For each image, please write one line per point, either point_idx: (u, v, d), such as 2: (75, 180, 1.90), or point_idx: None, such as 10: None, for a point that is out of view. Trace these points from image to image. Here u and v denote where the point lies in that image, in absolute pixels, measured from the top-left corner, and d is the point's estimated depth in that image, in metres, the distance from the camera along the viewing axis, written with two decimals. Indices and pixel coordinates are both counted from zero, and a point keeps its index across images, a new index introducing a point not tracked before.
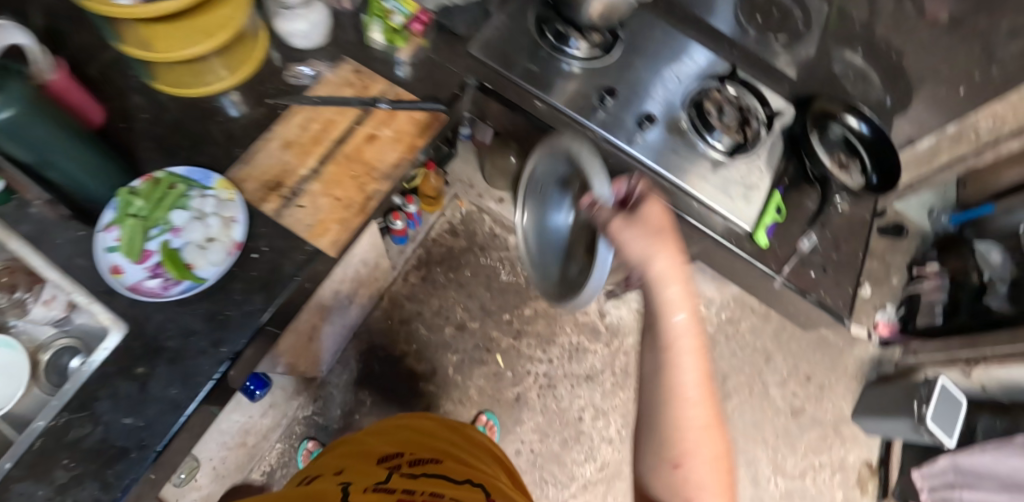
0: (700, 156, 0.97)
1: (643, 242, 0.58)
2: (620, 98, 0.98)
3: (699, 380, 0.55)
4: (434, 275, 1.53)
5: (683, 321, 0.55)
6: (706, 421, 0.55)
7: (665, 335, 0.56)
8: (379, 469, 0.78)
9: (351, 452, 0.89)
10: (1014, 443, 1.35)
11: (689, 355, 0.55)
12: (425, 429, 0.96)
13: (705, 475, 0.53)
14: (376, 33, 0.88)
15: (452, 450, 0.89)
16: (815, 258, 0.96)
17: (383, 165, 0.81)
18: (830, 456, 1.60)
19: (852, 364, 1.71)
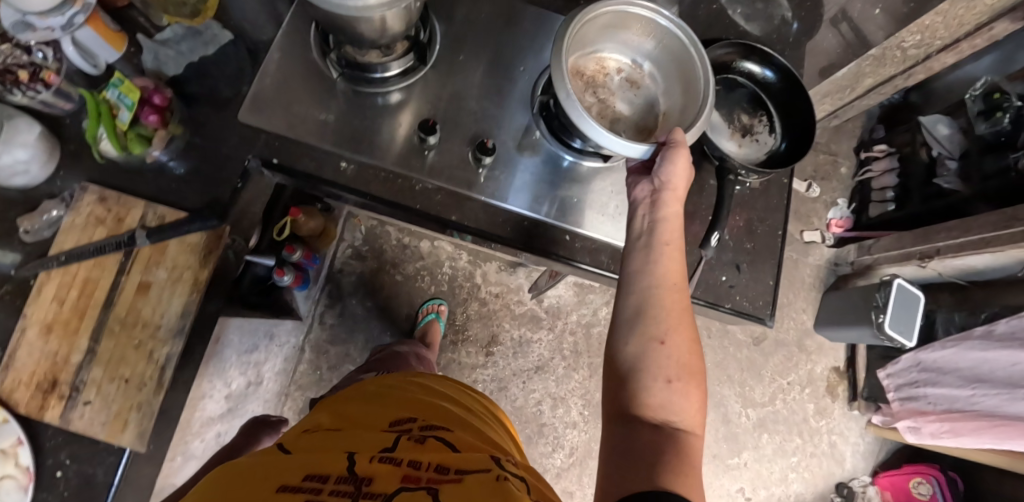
0: (566, 172, 0.79)
1: (679, 171, 0.69)
2: (452, 124, 0.78)
3: (677, 280, 0.67)
4: (352, 307, 1.41)
5: (673, 219, 0.69)
6: (680, 312, 0.65)
7: (658, 237, 0.69)
8: (383, 441, 0.53)
9: (345, 412, 0.61)
10: (973, 336, 1.32)
11: (674, 261, 0.68)
12: (434, 398, 0.66)
13: (676, 368, 0.62)
14: (106, 142, 0.69)
15: (464, 421, 0.62)
16: (725, 257, 0.83)
17: (167, 319, 0.68)
18: (798, 374, 1.59)
19: (807, 274, 1.66)
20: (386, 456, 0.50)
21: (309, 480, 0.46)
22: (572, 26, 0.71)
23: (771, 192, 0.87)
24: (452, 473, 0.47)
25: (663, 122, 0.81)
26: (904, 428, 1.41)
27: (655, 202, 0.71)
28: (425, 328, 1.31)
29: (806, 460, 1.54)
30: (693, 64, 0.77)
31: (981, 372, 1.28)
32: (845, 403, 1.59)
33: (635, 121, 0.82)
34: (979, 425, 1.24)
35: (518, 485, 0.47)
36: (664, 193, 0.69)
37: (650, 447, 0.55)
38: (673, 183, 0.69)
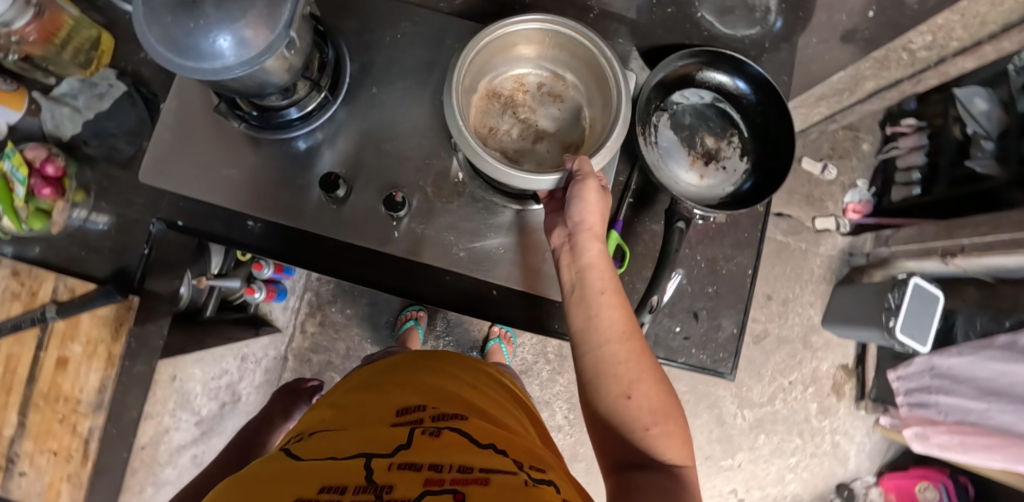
0: (492, 219, 0.68)
1: (591, 207, 0.59)
2: (368, 171, 0.69)
3: (622, 325, 0.59)
4: (333, 314, 1.40)
5: (590, 263, 0.60)
6: (639, 358, 0.57)
7: (589, 286, 0.60)
8: (395, 439, 0.46)
9: (345, 407, 0.55)
10: (995, 344, 1.21)
11: (608, 308, 0.59)
12: (444, 382, 0.58)
13: (654, 406, 0.55)
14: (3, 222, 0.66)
15: (481, 409, 0.55)
16: (676, 304, 0.73)
17: (86, 395, 0.68)
18: (801, 372, 1.51)
19: (817, 265, 1.54)
20: (404, 460, 0.43)
21: (324, 492, 0.39)
22: (462, 62, 0.59)
23: (740, 225, 0.75)
24: (476, 472, 0.41)
25: (589, 136, 0.67)
26: (909, 435, 1.34)
27: (573, 248, 0.61)
28: (408, 333, 1.26)
29: (806, 461, 1.49)
30: (605, 68, 0.63)
31: (999, 384, 1.19)
32: (852, 403, 1.51)
33: (561, 139, 0.68)
34: (992, 441, 1.16)
35: (550, 489, 0.42)
36: (580, 235, 0.60)
37: (653, 490, 0.49)
38: (587, 221, 0.60)
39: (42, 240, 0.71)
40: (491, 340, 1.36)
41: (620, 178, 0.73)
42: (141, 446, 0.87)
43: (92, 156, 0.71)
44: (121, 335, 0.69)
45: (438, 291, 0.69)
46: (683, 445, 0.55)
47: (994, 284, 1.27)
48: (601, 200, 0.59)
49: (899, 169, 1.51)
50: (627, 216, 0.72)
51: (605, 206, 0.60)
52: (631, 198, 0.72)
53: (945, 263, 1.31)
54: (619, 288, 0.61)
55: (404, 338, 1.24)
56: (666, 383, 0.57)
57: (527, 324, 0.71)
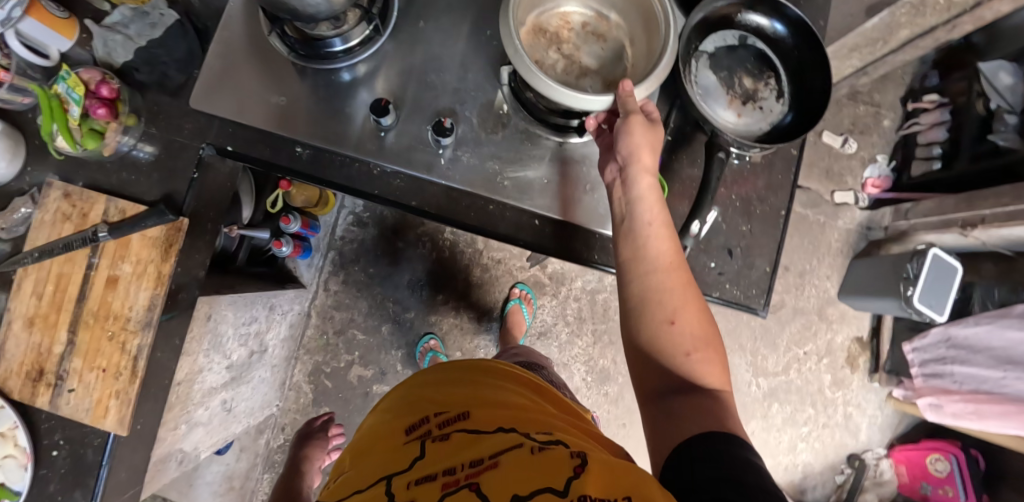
0: (535, 150, 0.70)
1: (643, 145, 0.60)
2: (412, 103, 0.71)
3: (669, 256, 0.59)
4: (356, 272, 1.42)
5: (637, 198, 0.60)
6: (684, 288, 0.59)
7: (638, 218, 0.60)
8: (410, 455, 0.50)
9: (368, 435, 0.58)
10: (1011, 314, 1.23)
11: (656, 236, 0.60)
12: (453, 384, 0.60)
13: (695, 335, 0.57)
14: (59, 139, 0.69)
15: (485, 396, 0.57)
16: (713, 242, 0.74)
17: (135, 313, 0.70)
18: (816, 344, 1.54)
19: (835, 239, 1.56)
20: (421, 476, 0.47)
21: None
22: None
23: (774, 167, 0.76)
24: (486, 460, 0.45)
25: (632, 75, 0.67)
26: (924, 406, 1.34)
27: (625, 182, 0.62)
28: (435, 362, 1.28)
29: (818, 430, 1.52)
30: (654, 5, 0.63)
31: (1016, 353, 1.20)
32: (865, 375, 1.54)
33: (603, 76, 0.69)
34: (1007, 408, 1.17)
35: (560, 447, 0.46)
36: (631, 168, 0.61)
37: (699, 409, 0.51)
38: (635, 157, 0.60)
39: (93, 165, 0.72)
40: (512, 301, 1.37)
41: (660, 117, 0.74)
42: (176, 383, 0.90)
43: (142, 83, 0.73)
44: (169, 257, 0.70)
45: (488, 214, 0.70)
46: (723, 370, 0.57)
47: (1013, 259, 1.28)
48: (654, 129, 0.61)
49: (920, 144, 1.51)
50: (665, 156, 0.74)
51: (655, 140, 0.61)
52: (669, 136, 0.74)
53: (965, 236, 1.32)
54: (668, 220, 0.61)
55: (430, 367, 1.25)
56: (709, 311, 0.59)
57: (569, 255, 0.71)
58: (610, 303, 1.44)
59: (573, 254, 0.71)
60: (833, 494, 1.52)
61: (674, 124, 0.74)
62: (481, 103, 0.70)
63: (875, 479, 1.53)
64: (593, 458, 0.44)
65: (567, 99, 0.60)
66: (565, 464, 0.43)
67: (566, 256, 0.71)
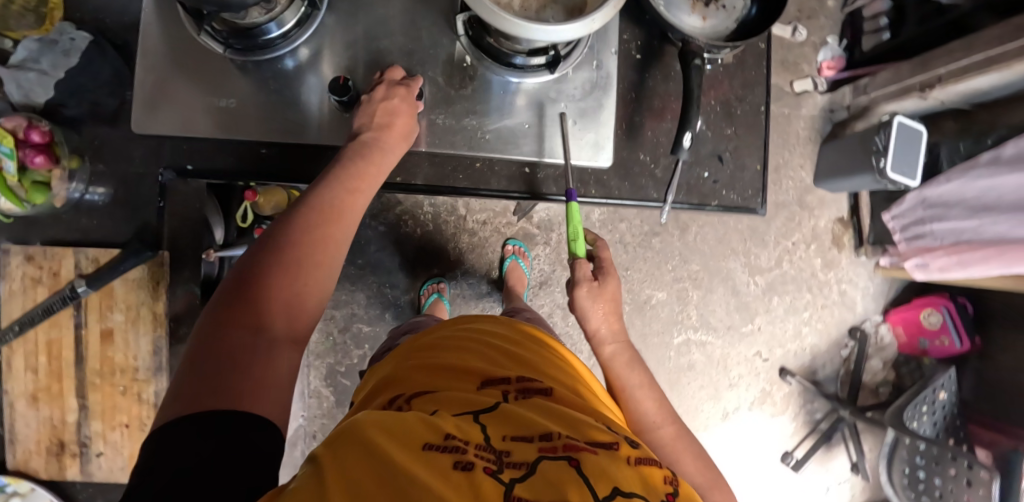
0: (506, 98, 0.71)
1: (600, 307, 0.84)
2: (370, 76, 0.70)
3: (660, 411, 0.76)
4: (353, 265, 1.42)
5: (622, 367, 0.82)
6: (679, 440, 0.74)
7: (628, 384, 0.80)
8: (490, 401, 0.52)
9: (432, 367, 0.60)
10: (980, 163, 1.34)
11: (656, 407, 0.77)
12: (521, 353, 0.64)
13: (691, 474, 0.70)
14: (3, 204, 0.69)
15: (562, 381, 0.60)
16: (702, 152, 0.74)
17: (140, 362, 0.87)
18: (802, 233, 1.74)
19: (801, 128, 1.60)
20: (516, 432, 0.46)
21: (450, 439, 0.44)
22: None
23: (746, 65, 0.75)
24: (584, 443, 0.45)
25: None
26: (914, 268, 1.50)
27: (595, 345, 0.85)
28: (433, 305, 1.26)
29: (814, 311, 1.82)
30: None
31: (987, 201, 1.33)
32: (851, 252, 1.78)
33: (564, 4, 0.65)
34: (978, 254, 1.32)
35: (654, 464, 0.46)
36: (589, 312, 0.84)
37: None
38: (589, 300, 0.83)
39: (59, 219, 0.72)
40: (508, 259, 1.37)
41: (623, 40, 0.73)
42: None
43: (75, 118, 0.68)
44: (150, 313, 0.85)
45: (481, 172, 0.71)
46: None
47: (971, 111, 1.38)
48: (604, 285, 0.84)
49: (868, 18, 1.54)
50: (637, 77, 0.74)
51: (603, 289, 0.84)
52: (638, 54, 0.74)
53: (925, 98, 1.34)
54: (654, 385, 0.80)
55: (431, 312, 1.24)
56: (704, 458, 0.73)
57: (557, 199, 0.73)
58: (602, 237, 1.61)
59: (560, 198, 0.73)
60: (840, 365, 1.86)
61: (645, 46, 0.74)
62: (446, 66, 0.70)
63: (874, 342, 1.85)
64: (685, 490, 0.44)
65: (536, 31, 0.57)
66: (660, 486, 0.42)
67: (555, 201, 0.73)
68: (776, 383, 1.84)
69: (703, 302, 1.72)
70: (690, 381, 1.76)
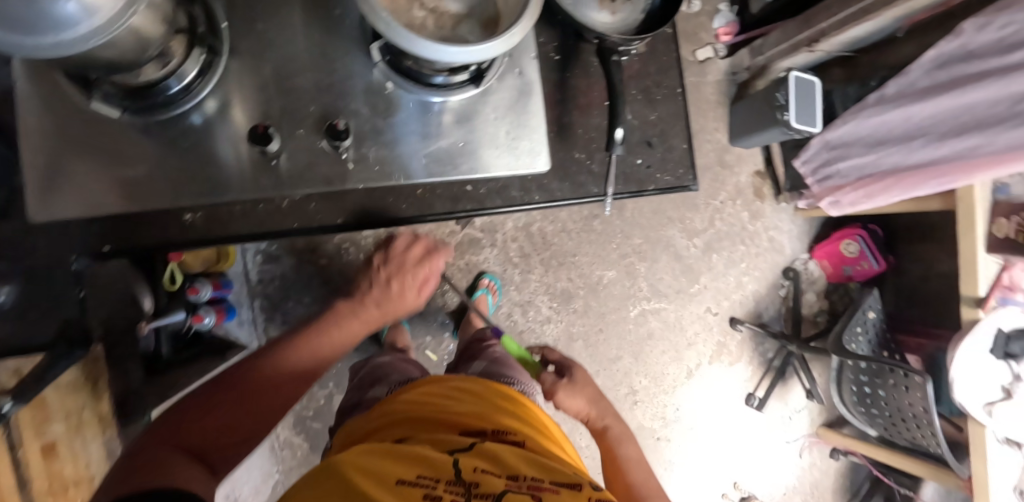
0: (433, 120, 0.72)
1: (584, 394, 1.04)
2: (283, 116, 0.70)
3: (644, 476, 0.93)
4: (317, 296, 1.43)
5: (610, 444, 0.99)
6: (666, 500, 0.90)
7: (624, 456, 0.96)
8: (464, 443, 0.56)
9: (412, 411, 0.64)
10: (869, 104, 1.48)
11: (644, 474, 0.94)
12: (493, 401, 0.67)
13: None
14: None
15: (530, 428, 0.64)
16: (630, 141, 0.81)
17: (93, 459, 0.92)
18: (726, 191, 1.87)
19: (710, 92, 1.74)
20: (488, 467, 0.51)
21: (422, 477, 0.48)
22: None
23: (658, 51, 0.81)
24: (549, 487, 0.49)
25: (505, 8, 0.64)
26: (826, 206, 1.71)
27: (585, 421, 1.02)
28: (393, 331, 1.24)
29: (751, 260, 1.95)
30: None
31: (880, 136, 1.49)
32: (774, 201, 1.94)
33: (478, 18, 0.65)
34: (885, 185, 1.51)
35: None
36: (569, 394, 1.02)
37: None
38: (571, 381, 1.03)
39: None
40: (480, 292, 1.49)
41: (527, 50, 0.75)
42: None
43: None
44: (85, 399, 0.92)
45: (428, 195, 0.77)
46: None
47: (853, 57, 1.56)
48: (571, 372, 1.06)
49: None
50: (558, 78, 0.79)
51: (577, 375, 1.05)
52: (557, 56, 0.79)
53: (813, 52, 1.46)
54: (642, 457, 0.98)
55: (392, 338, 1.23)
56: None
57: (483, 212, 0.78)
58: (546, 230, 1.63)
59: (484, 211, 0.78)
60: (781, 305, 2.01)
61: (563, 48, 0.79)
62: (370, 95, 0.72)
63: (806, 277, 2.05)
64: None
65: (455, 54, 0.57)
66: None
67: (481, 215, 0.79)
68: (729, 333, 1.96)
69: (650, 271, 1.79)
70: (654, 349, 1.83)
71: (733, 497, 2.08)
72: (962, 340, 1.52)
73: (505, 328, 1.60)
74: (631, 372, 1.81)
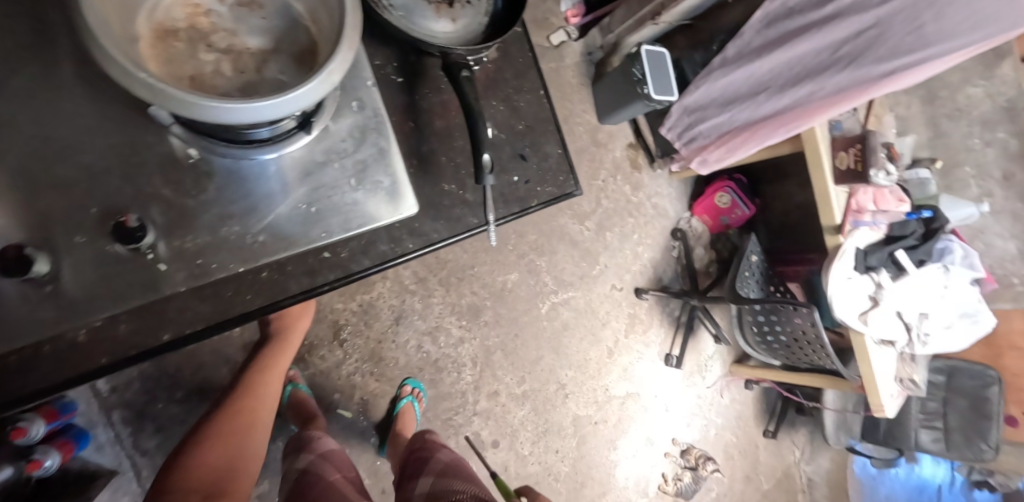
0: (263, 186, 0.65)
1: None
2: (47, 227, 0.58)
3: None
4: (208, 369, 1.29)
5: None
6: None
7: None
8: None
9: None
10: (714, 67, 1.59)
11: None
12: None
13: None
14: None
15: None
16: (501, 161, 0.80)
17: None
18: (605, 169, 1.92)
19: (570, 73, 1.81)
20: None
21: None
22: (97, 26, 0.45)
23: (512, 54, 0.82)
24: None
25: (319, 35, 0.56)
26: (697, 166, 1.83)
27: None
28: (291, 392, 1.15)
29: (641, 230, 2.01)
30: None
31: (728, 95, 1.62)
32: (650, 168, 2.02)
33: (289, 51, 0.57)
34: (743, 138, 1.63)
35: None
36: None
37: None
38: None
39: None
40: (404, 401, 1.39)
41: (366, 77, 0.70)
42: None
43: None
44: None
45: (285, 266, 0.69)
46: None
47: (693, 25, 1.69)
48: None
49: None
50: (408, 100, 0.76)
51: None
52: (399, 76, 0.76)
53: (658, 24, 1.53)
54: None
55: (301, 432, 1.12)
56: None
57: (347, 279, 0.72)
58: (444, 253, 1.54)
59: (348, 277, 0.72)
60: (676, 264, 2.11)
61: (419, 74, 0.77)
62: (181, 175, 0.62)
63: (692, 235, 2.15)
64: None
65: (267, 110, 0.47)
66: None
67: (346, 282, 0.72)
68: (637, 304, 2.01)
69: (552, 264, 1.77)
70: (572, 338, 1.83)
71: (674, 453, 2.18)
72: (832, 263, 1.68)
73: (418, 362, 1.49)
74: (556, 367, 1.78)
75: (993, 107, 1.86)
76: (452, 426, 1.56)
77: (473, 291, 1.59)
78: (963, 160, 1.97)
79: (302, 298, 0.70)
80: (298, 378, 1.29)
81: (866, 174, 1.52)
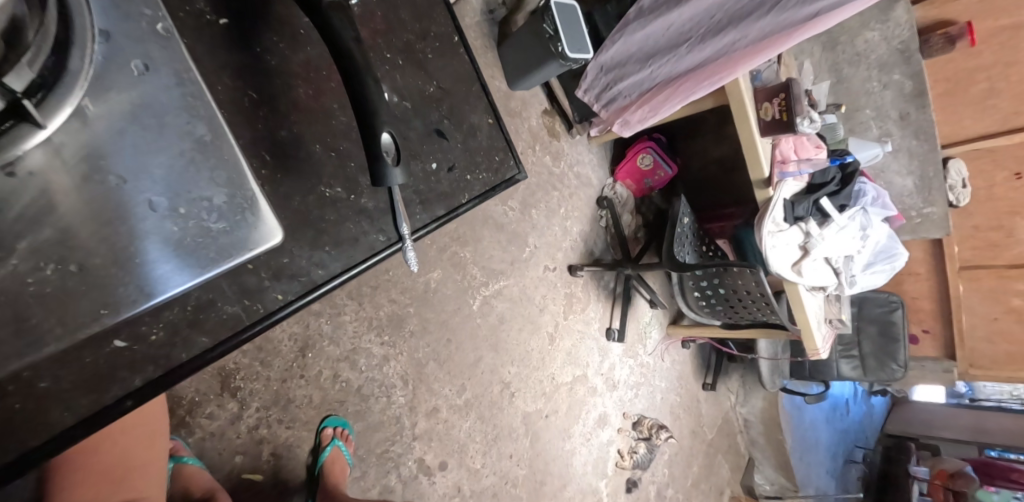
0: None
1: None
2: None
3: None
4: None
5: None
6: None
7: None
8: None
9: None
10: (629, 21, 1.54)
11: None
12: None
13: None
14: None
15: None
16: (420, 146, 0.72)
17: None
18: (523, 140, 1.73)
19: (473, 35, 1.58)
20: None
21: None
22: None
23: None
24: None
25: None
26: (618, 128, 1.67)
27: None
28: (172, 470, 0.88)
29: (567, 203, 1.86)
30: None
31: (648, 48, 1.52)
32: (568, 135, 1.87)
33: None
34: (666, 94, 1.51)
35: None
36: None
37: None
38: None
39: None
40: (329, 447, 1.15)
41: (87, 33, 0.43)
42: None
43: None
44: None
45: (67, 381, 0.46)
46: None
47: None
48: None
49: None
50: (240, 76, 0.58)
51: None
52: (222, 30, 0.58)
53: None
54: None
55: None
56: None
57: (175, 379, 0.52)
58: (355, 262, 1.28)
59: (180, 374, 0.52)
60: (605, 235, 2.00)
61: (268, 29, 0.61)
62: None
63: (618, 202, 2.03)
64: None
65: None
66: None
67: (171, 385, 0.52)
68: (572, 282, 1.88)
69: (477, 254, 1.57)
70: (510, 331, 1.65)
71: (626, 428, 2.11)
72: (765, 216, 1.62)
73: (337, 395, 1.24)
74: (497, 366, 1.61)
75: (888, 49, 1.90)
76: (390, 458, 1.35)
77: (395, 300, 1.36)
78: (863, 103, 2.02)
79: (91, 426, 0.47)
80: (181, 449, 0.99)
81: (794, 123, 1.46)
